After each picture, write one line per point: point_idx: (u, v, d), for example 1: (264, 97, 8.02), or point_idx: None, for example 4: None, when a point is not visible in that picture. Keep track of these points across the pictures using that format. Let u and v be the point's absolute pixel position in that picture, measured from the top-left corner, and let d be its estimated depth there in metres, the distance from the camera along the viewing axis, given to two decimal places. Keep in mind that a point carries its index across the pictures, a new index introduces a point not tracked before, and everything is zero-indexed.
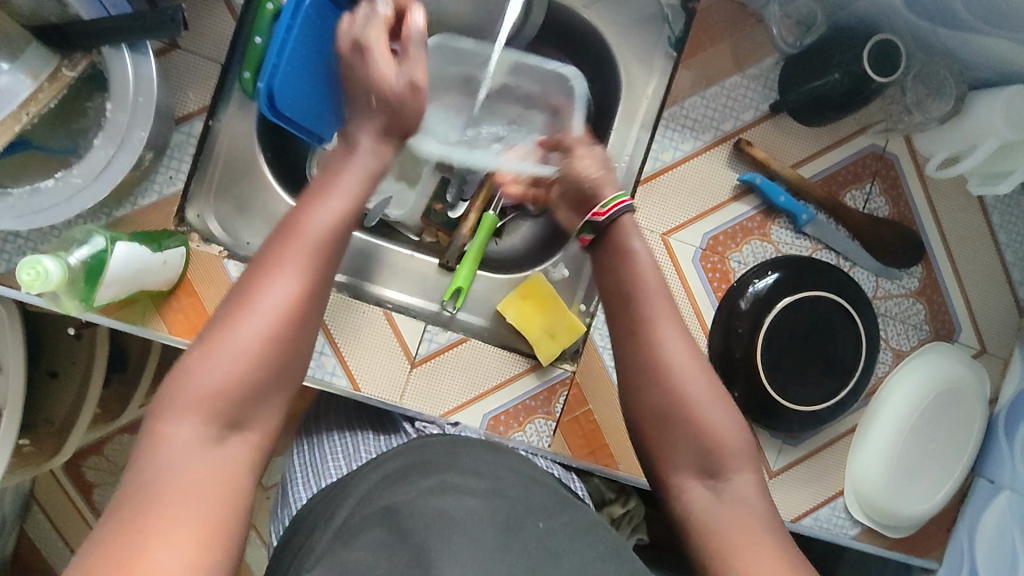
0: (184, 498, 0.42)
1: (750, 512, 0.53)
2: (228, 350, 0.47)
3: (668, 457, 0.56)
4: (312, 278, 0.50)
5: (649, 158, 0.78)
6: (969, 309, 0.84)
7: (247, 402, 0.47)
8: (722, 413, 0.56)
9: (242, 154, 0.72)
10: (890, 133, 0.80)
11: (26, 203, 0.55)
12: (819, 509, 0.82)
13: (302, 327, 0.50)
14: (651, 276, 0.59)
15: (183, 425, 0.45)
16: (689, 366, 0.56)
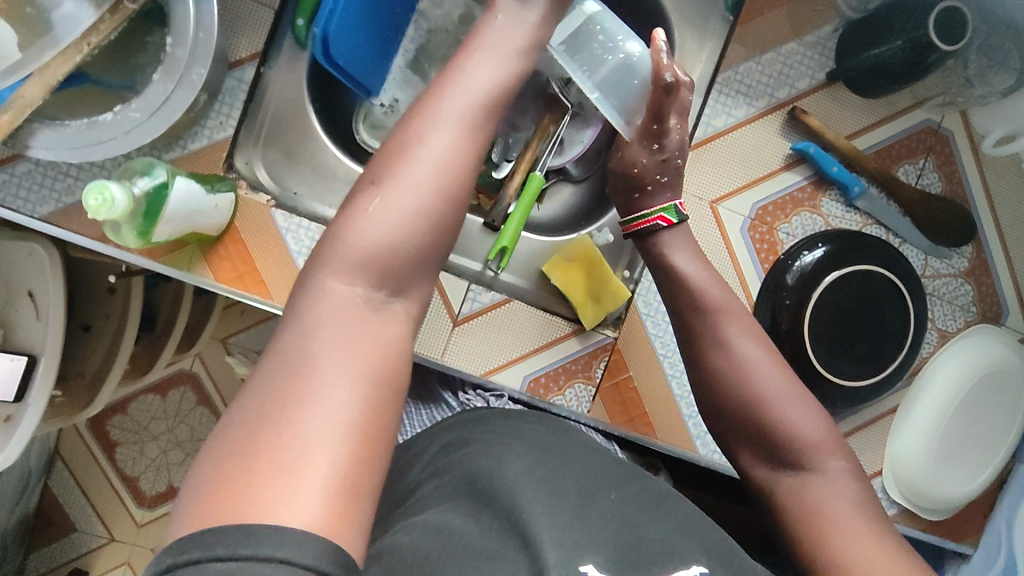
0: (343, 366, 0.39)
1: (840, 502, 0.55)
2: (399, 204, 0.44)
3: (750, 451, 0.60)
4: (471, 134, 0.49)
5: (700, 124, 0.76)
6: (1018, 292, 0.82)
7: (411, 263, 0.45)
8: (806, 414, 0.58)
9: (293, 103, 0.72)
10: (947, 108, 0.78)
11: (83, 135, 0.55)
12: None
13: (463, 191, 0.47)
14: (716, 289, 0.64)
15: (342, 286, 0.42)
16: (765, 366, 0.60)
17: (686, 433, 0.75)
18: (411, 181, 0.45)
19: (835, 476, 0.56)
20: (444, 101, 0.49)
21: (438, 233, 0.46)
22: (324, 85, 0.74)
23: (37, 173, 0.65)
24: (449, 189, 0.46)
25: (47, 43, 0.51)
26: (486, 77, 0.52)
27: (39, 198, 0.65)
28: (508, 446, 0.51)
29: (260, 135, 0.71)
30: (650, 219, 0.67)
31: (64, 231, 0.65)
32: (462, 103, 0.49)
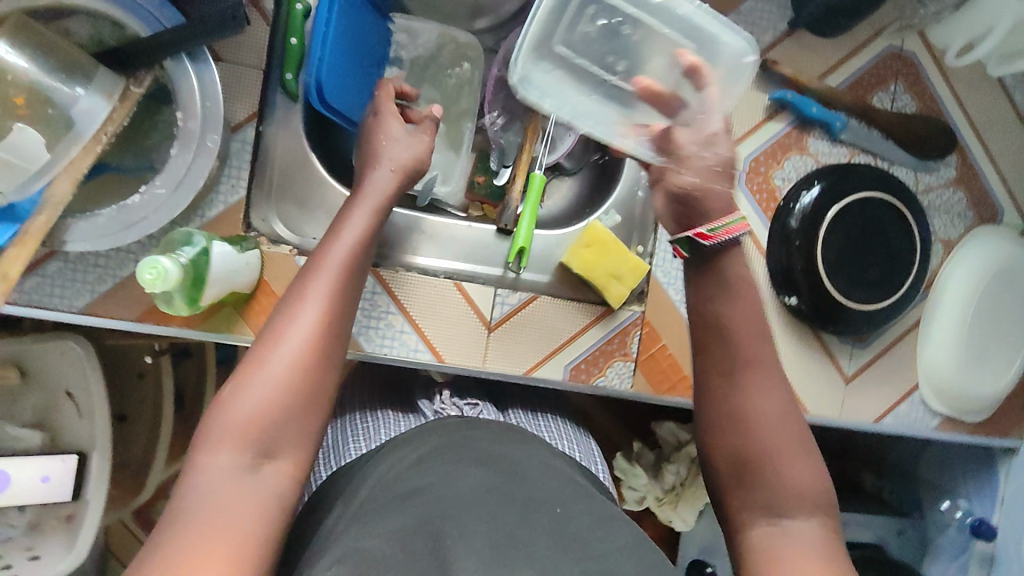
0: (215, 525, 0.44)
1: (820, 562, 0.48)
2: (266, 377, 0.49)
3: (736, 499, 0.52)
4: (334, 303, 0.54)
5: None
6: (1009, 190, 0.86)
7: (275, 428, 0.49)
8: (803, 464, 0.52)
9: (295, 153, 0.74)
10: (905, 32, 0.82)
11: (115, 221, 0.57)
12: (898, 405, 0.84)
13: (330, 357, 0.52)
14: (751, 317, 0.56)
15: (219, 455, 0.47)
16: (776, 409, 0.53)
17: None
18: (270, 355, 0.50)
19: (817, 532, 0.50)
20: (313, 276, 0.55)
21: (303, 397, 0.50)
22: (322, 129, 0.77)
23: (67, 269, 0.66)
24: (307, 356, 0.51)
25: (71, 139, 0.54)
26: (344, 242, 0.57)
27: (74, 292, 0.67)
28: (454, 458, 0.55)
29: (272, 190, 0.73)
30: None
31: (104, 319, 0.67)
32: (328, 273, 0.55)
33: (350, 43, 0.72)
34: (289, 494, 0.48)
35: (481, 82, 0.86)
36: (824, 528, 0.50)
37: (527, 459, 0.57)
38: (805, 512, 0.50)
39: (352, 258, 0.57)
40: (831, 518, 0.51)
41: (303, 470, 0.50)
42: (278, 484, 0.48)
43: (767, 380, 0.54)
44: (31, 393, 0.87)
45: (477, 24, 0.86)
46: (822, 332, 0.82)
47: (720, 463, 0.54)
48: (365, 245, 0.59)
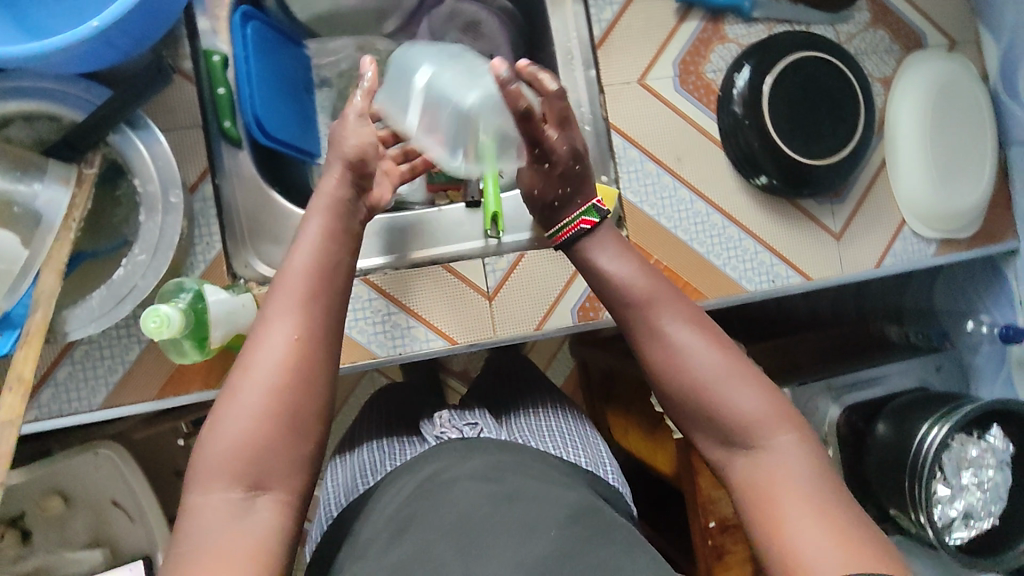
0: (216, 562, 0.45)
1: (788, 472, 0.52)
2: (241, 410, 0.50)
3: (698, 437, 0.57)
4: (301, 325, 0.53)
5: (594, 24, 0.84)
6: (924, 14, 0.89)
7: (263, 458, 0.49)
8: (755, 390, 0.56)
9: (255, 196, 0.74)
10: None
11: (107, 299, 0.59)
12: (893, 244, 0.87)
13: (308, 378, 0.52)
14: (639, 280, 0.61)
15: (211, 494, 0.48)
16: (697, 347, 0.57)
17: (728, 280, 0.83)
18: (245, 391, 0.51)
19: (787, 442, 0.53)
20: (278, 299, 0.54)
21: (288, 425, 0.51)
22: (274, 166, 0.78)
23: (75, 371, 0.66)
24: (284, 384, 0.51)
25: (43, 232, 0.57)
26: (305, 256, 0.56)
27: (89, 391, 0.66)
28: (454, 491, 0.62)
29: (245, 235, 0.74)
30: (577, 222, 0.68)
31: (126, 406, 0.67)
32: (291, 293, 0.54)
33: (274, 79, 0.76)
34: (289, 525, 0.50)
35: None
36: (793, 440, 0.54)
37: (522, 477, 0.64)
38: (770, 430, 0.54)
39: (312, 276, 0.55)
40: (798, 429, 0.54)
41: (300, 498, 0.51)
42: (277, 515, 0.49)
43: (692, 328, 0.59)
44: (78, 514, 0.87)
45: (387, 27, 0.88)
46: (798, 200, 0.85)
47: (679, 413, 0.58)
48: (326, 259, 0.57)
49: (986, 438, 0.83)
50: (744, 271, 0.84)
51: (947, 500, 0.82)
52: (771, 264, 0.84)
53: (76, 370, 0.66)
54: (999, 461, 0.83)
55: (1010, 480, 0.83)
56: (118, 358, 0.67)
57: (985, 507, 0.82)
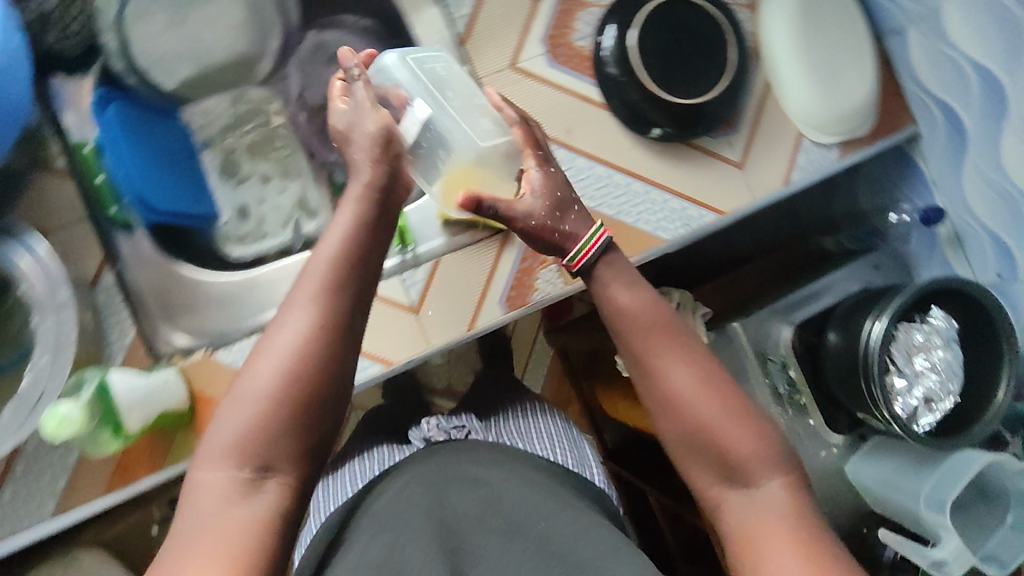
0: (214, 542, 0.46)
1: (778, 519, 0.54)
2: (255, 391, 0.50)
3: (696, 477, 0.58)
4: (325, 316, 0.52)
5: (453, 22, 0.83)
6: None
7: (271, 444, 0.50)
8: (754, 434, 0.57)
9: (160, 273, 0.74)
10: None
11: (24, 401, 0.67)
12: (797, 158, 0.88)
13: (330, 366, 0.51)
14: (644, 309, 0.61)
15: (218, 474, 0.49)
16: (698, 387, 0.58)
17: (646, 234, 0.84)
18: (263, 371, 0.50)
19: (777, 488, 0.56)
20: (301, 288, 0.53)
21: (298, 412, 0.50)
22: (174, 238, 0.77)
23: (20, 488, 0.66)
24: (304, 367, 0.51)
25: None
26: (330, 242, 0.55)
27: (38, 504, 0.66)
28: (447, 488, 0.66)
29: (155, 311, 0.72)
30: (602, 234, 0.64)
31: (78, 510, 0.67)
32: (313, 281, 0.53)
33: (149, 152, 0.76)
34: (288, 512, 0.50)
35: (291, 119, 0.86)
36: (783, 485, 0.56)
37: (509, 464, 0.71)
38: (761, 474, 0.56)
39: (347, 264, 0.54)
40: (790, 477, 0.57)
41: (303, 484, 0.52)
42: (276, 503, 0.49)
43: (695, 363, 0.60)
44: None
45: (259, 72, 0.85)
46: (695, 139, 0.86)
47: (679, 451, 0.59)
48: (362, 241, 0.56)
49: (929, 320, 0.87)
50: (656, 221, 0.85)
51: (905, 390, 0.85)
52: (680, 208, 0.85)
53: (21, 486, 0.66)
54: (946, 339, 0.86)
55: (961, 355, 0.86)
56: (61, 463, 0.67)
57: (943, 387, 0.85)
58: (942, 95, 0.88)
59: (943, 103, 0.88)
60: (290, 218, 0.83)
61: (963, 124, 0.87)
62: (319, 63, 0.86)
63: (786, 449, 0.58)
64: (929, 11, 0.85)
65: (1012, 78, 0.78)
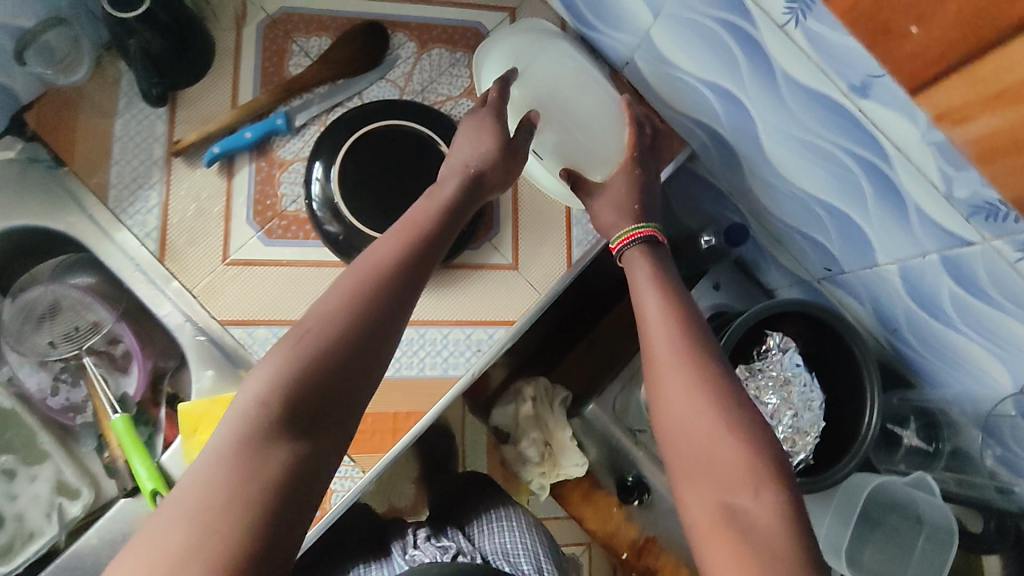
0: (203, 495, 0.40)
1: (766, 534, 0.46)
2: (307, 327, 0.47)
3: (685, 494, 0.51)
4: (389, 276, 0.52)
5: (145, 240, 0.74)
6: (463, 8, 0.84)
7: (309, 401, 0.45)
8: (740, 447, 0.50)
9: None
10: (257, 5, 0.80)
11: None
12: (572, 234, 0.81)
13: (387, 327, 0.49)
14: (648, 298, 0.61)
15: (242, 407, 0.44)
16: (693, 370, 0.55)
17: (438, 378, 0.76)
18: (323, 305, 0.49)
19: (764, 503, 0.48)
20: (364, 261, 0.53)
21: (355, 363, 0.47)
22: None
23: None
24: (373, 318, 0.49)
25: None
26: (387, 235, 0.56)
27: None
28: None
29: None
30: (643, 232, 0.68)
31: None
32: (375, 257, 0.53)
33: None
34: (312, 476, 0.43)
35: (21, 397, 0.76)
36: (768, 501, 0.48)
37: None
38: (741, 487, 0.49)
39: (421, 240, 0.56)
40: (787, 494, 0.48)
41: (332, 456, 0.45)
42: (310, 463, 0.43)
43: (686, 357, 0.56)
44: None
45: None
46: (457, 257, 0.79)
47: (670, 451, 0.53)
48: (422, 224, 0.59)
49: (764, 355, 0.79)
50: (444, 361, 0.76)
51: None
52: (466, 337, 0.77)
53: None
54: (788, 370, 0.78)
55: (812, 379, 0.78)
56: None
57: (804, 420, 0.77)
58: (694, 114, 0.80)
59: (702, 123, 0.80)
60: (51, 506, 0.74)
61: (725, 139, 0.79)
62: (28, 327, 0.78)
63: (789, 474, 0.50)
64: (641, 38, 0.77)
65: (742, 90, 0.71)
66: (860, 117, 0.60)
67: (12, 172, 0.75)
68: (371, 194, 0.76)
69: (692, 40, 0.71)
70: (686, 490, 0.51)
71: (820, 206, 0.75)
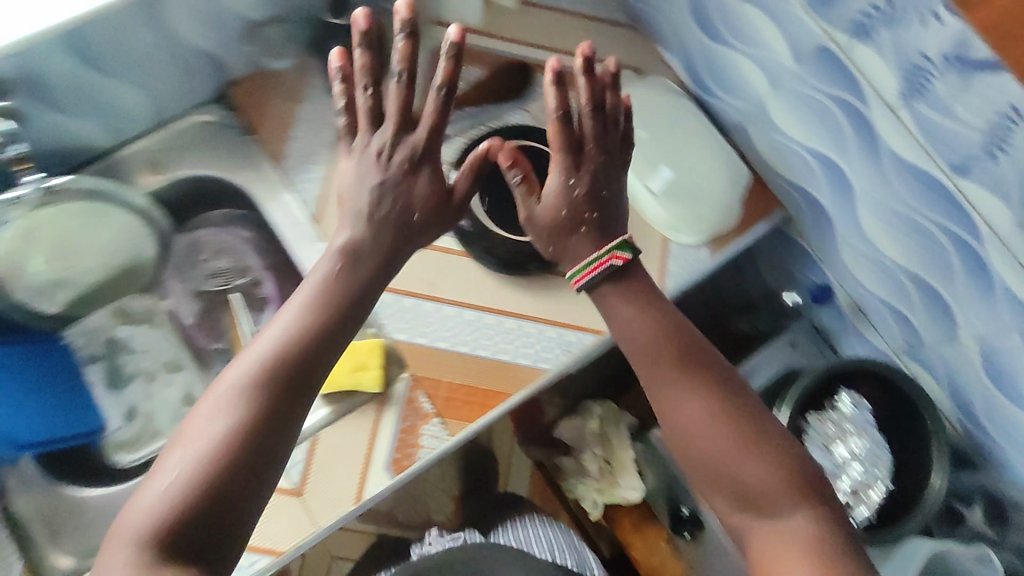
0: None
1: (799, 544, 0.55)
2: (201, 436, 0.50)
3: (716, 504, 0.60)
4: (293, 357, 0.54)
5: (306, 203, 0.87)
6: (602, 60, 0.96)
7: (207, 510, 0.48)
8: (770, 467, 0.57)
9: (48, 506, 0.76)
10: (430, 30, 0.94)
11: None
12: (667, 265, 0.88)
13: (278, 418, 0.52)
14: (643, 334, 0.62)
15: (133, 529, 0.47)
16: (707, 413, 0.59)
17: (528, 367, 0.83)
18: (227, 396, 0.51)
19: (800, 521, 0.56)
20: (260, 343, 0.55)
21: (259, 448, 0.50)
22: (62, 462, 0.79)
23: None
24: (274, 402, 0.52)
25: None
26: (297, 303, 0.57)
27: None
28: None
29: (42, 538, 0.75)
30: (606, 258, 0.64)
31: None
32: (274, 335, 0.55)
33: (22, 385, 0.80)
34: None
35: (173, 317, 0.88)
36: (804, 518, 0.56)
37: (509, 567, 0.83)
38: (779, 502, 0.56)
39: (324, 309, 0.57)
40: (816, 504, 0.57)
41: (232, 550, 0.49)
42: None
43: (708, 389, 0.60)
44: None
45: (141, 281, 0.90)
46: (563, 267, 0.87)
47: (701, 474, 0.60)
48: (335, 301, 0.57)
49: (838, 407, 0.83)
50: (537, 353, 0.84)
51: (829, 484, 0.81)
52: (557, 335, 0.85)
53: None
54: (859, 426, 0.82)
55: (880, 438, 0.82)
56: None
57: (869, 476, 0.81)
58: (796, 180, 0.88)
59: (801, 189, 0.88)
60: (178, 413, 0.84)
61: (823, 204, 0.87)
62: (191, 262, 0.90)
63: (820, 485, 0.58)
64: (755, 106, 0.87)
65: (847, 162, 0.79)
66: (957, 195, 0.69)
67: (208, 131, 0.89)
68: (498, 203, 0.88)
69: (804, 111, 0.80)
70: (718, 503, 0.59)
71: (909, 277, 0.81)
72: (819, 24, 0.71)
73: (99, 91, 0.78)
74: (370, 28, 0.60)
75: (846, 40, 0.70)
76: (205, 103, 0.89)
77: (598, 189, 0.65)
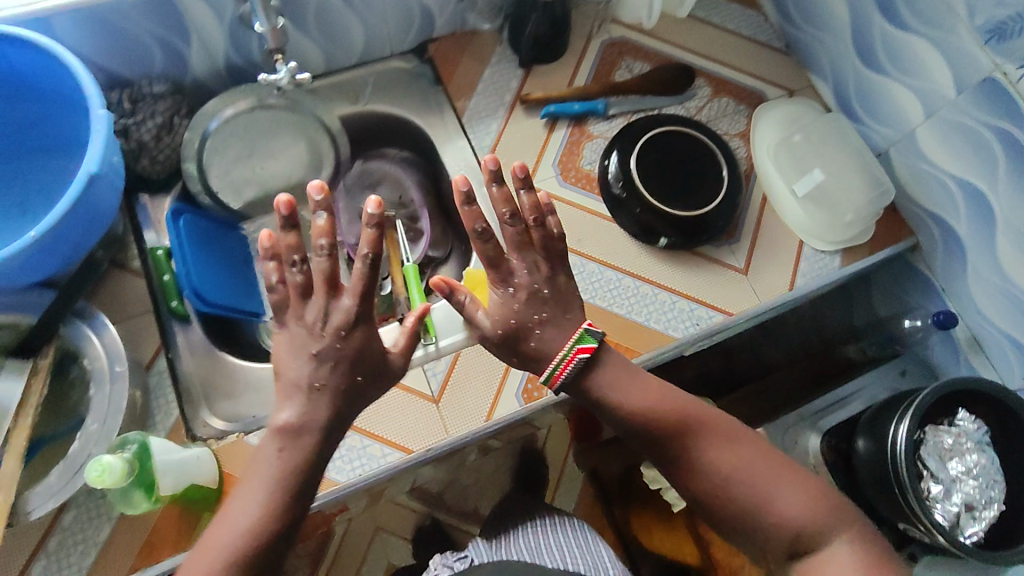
0: None
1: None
2: None
3: (756, 549, 0.68)
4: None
5: (479, 151, 0.96)
6: (758, 77, 1.04)
7: None
8: (799, 500, 0.66)
9: (207, 366, 0.83)
10: (608, 26, 1.04)
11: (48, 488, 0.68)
12: (799, 266, 0.93)
13: None
14: (649, 408, 0.69)
15: None
16: (731, 465, 0.67)
17: (656, 332, 0.88)
18: None
19: (844, 550, 0.65)
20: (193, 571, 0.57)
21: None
22: (223, 330, 0.88)
23: (67, 536, 0.73)
24: None
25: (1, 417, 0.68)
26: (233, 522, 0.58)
27: (80, 554, 0.72)
28: None
29: (198, 396, 0.81)
30: (572, 353, 0.69)
31: None
32: (228, 544, 0.57)
33: (212, 255, 0.86)
34: None
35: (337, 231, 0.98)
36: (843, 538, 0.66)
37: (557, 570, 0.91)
38: (819, 532, 0.66)
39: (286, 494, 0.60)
40: (840, 528, 0.66)
41: None
42: None
43: (723, 441, 0.69)
44: None
45: None
46: (699, 247, 0.93)
47: (735, 525, 0.68)
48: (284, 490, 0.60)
49: (956, 423, 0.84)
50: (667, 321, 0.89)
51: (943, 497, 0.81)
52: (690, 309, 0.90)
53: (67, 537, 0.72)
54: (977, 444, 0.83)
55: (996, 459, 0.83)
56: (100, 506, 0.74)
57: (982, 494, 0.81)
58: (933, 208, 0.93)
59: (937, 218, 0.93)
60: None
61: (957, 233, 0.91)
62: (360, 188, 1.03)
63: (843, 510, 0.67)
64: (903, 135, 0.93)
65: (994, 193, 0.84)
66: None
67: (405, 77, 1.00)
68: (651, 176, 0.92)
69: (956, 139, 0.86)
70: (758, 547, 0.68)
71: None
72: (989, 58, 0.79)
73: (337, 18, 0.90)
74: (293, 214, 0.63)
75: (1017, 73, 0.76)
76: (404, 52, 1.01)
77: (539, 289, 0.70)
